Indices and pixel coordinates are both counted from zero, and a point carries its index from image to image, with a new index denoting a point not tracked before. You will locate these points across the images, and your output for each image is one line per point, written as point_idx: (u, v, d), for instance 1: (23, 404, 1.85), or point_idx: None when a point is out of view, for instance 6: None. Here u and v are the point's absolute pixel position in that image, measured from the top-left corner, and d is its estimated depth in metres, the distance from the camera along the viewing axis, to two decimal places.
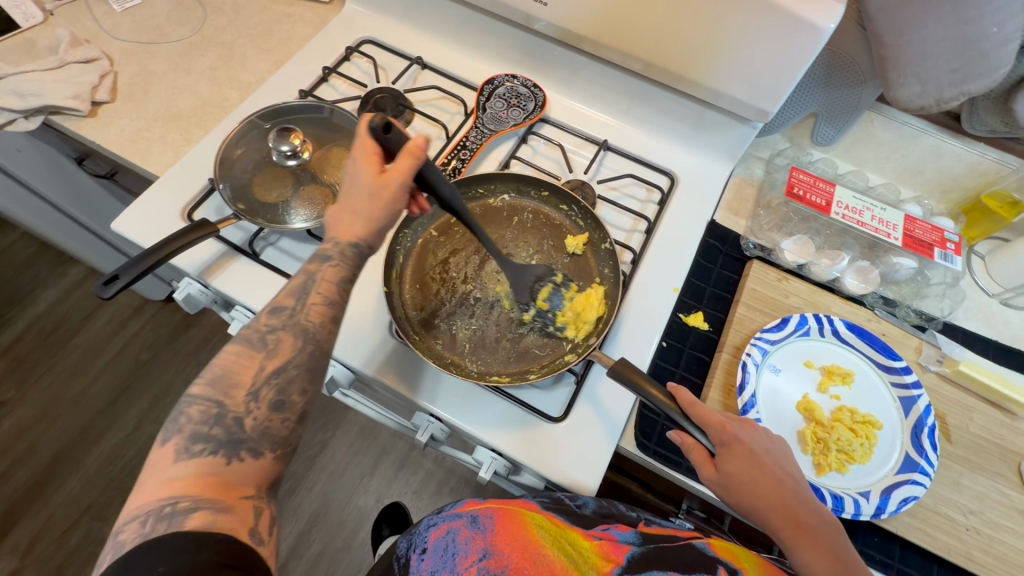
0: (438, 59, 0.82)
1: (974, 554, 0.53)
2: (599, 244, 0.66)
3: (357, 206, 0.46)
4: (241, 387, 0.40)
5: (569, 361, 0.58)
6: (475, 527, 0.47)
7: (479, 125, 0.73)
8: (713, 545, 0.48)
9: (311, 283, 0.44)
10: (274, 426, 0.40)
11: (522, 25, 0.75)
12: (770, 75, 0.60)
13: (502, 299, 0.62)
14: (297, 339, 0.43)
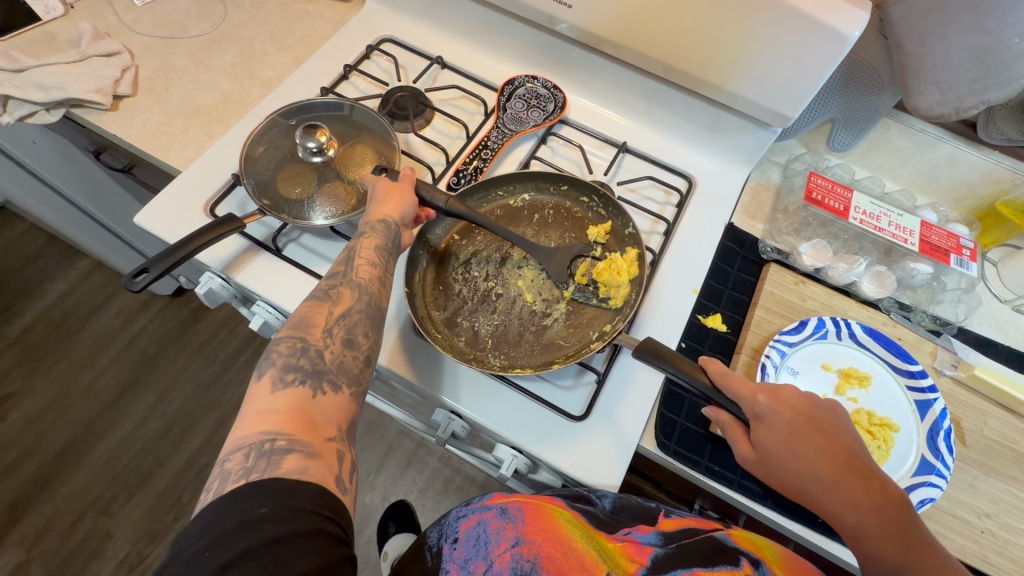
0: (458, 59, 0.82)
1: (990, 556, 0.54)
2: (624, 232, 0.66)
3: (380, 198, 0.56)
4: (317, 326, 0.45)
5: (594, 350, 0.58)
6: (505, 518, 0.48)
7: (500, 125, 0.74)
8: (734, 536, 0.50)
9: (354, 252, 0.51)
10: (348, 361, 0.44)
11: (543, 26, 0.76)
12: (790, 79, 0.61)
13: (524, 292, 0.62)
14: (355, 291, 0.48)
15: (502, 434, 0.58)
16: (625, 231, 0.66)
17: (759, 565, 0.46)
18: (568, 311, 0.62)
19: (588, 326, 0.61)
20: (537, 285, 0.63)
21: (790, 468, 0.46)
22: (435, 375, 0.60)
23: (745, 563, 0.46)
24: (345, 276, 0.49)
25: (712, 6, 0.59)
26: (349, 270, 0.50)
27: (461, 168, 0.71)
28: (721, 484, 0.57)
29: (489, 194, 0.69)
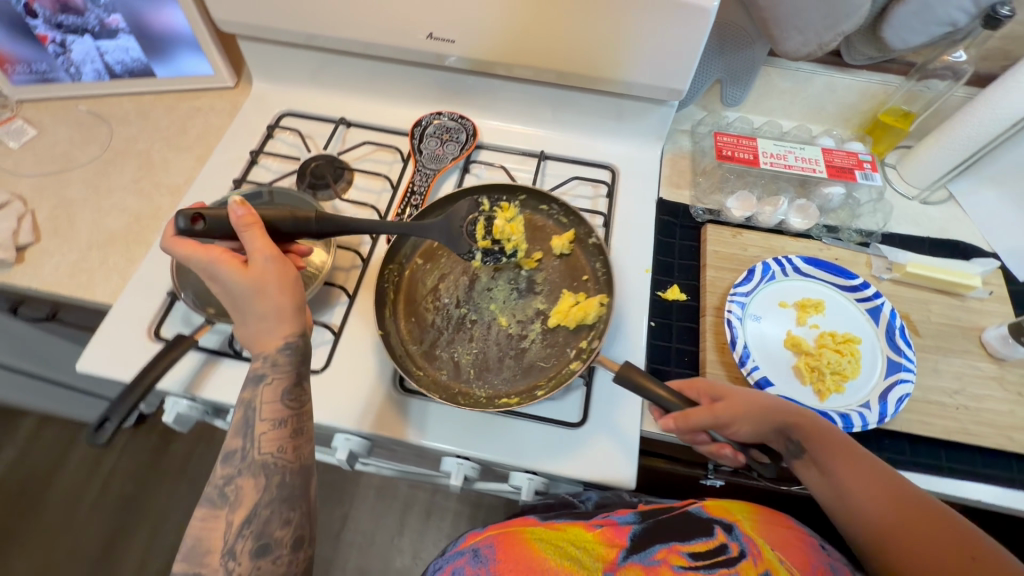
0: (361, 114, 0.83)
1: (969, 427, 0.59)
2: (589, 243, 0.67)
3: (257, 311, 0.48)
4: (214, 551, 0.44)
5: (576, 370, 0.59)
6: (477, 560, 0.54)
7: (421, 167, 0.75)
8: (707, 506, 0.58)
9: (254, 412, 0.47)
10: (265, 567, 0.44)
11: (432, 65, 0.77)
12: (673, 58, 0.66)
13: (499, 315, 0.63)
14: (260, 477, 0.46)
15: (512, 462, 0.58)
16: (590, 242, 0.67)
17: (731, 528, 0.55)
18: (543, 330, 0.63)
19: (566, 343, 0.62)
20: (510, 306, 0.64)
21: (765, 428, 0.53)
22: (432, 423, 0.60)
23: (718, 530, 0.54)
24: (246, 458, 0.46)
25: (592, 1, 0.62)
26: (250, 449, 0.46)
27: (395, 220, 0.71)
28: None
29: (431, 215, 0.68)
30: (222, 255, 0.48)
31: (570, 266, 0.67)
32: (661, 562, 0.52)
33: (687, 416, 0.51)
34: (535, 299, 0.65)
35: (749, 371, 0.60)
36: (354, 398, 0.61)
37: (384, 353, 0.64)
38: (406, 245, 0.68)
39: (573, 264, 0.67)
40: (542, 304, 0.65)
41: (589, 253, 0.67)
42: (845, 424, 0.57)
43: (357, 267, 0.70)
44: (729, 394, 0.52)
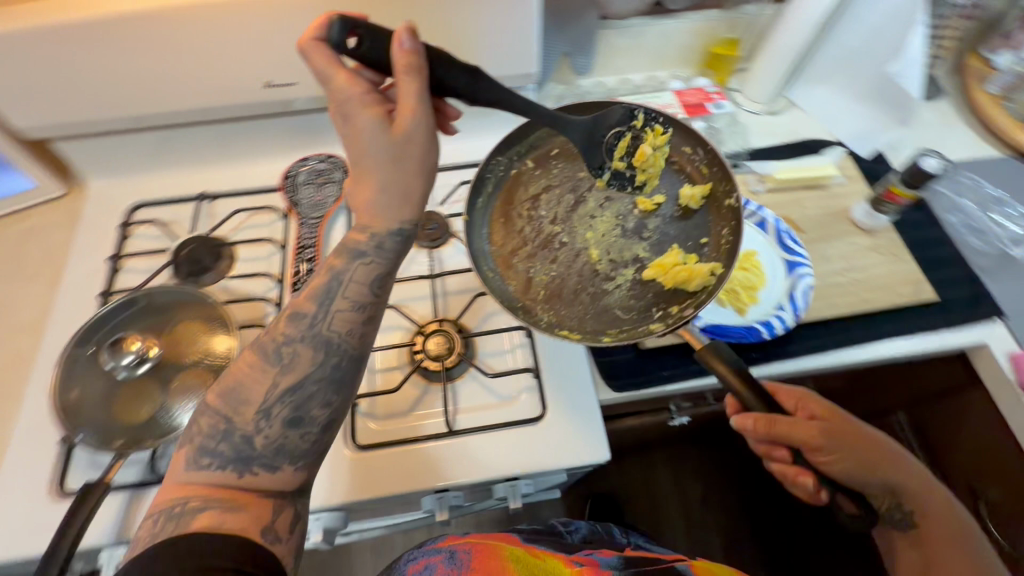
0: (222, 183, 0.77)
1: (867, 296, 0.66)
2: (722, 206, 0.62)
3: (381, 183, 0.45)
4: (250, 405, 0.45)
5: (653, 330, 0.57)
6: (452, 561, 0.54)
7: (303, 220, 0.71)
8: (694, 565, 0.59)
9: (338, 285, 0.47)
10: (291, 441, 0.45)
11: (282, 112, 0.73)
12: (516, 43, 0.67)
13: (591, 247, 0.63)
14: (320, 349, 0.46)
15: (491, 477, 0.57)
16: (726, 204, 0.62)
17: None
18: (635, 279, 0.61)
19: (651, 305, 0.60)
20: (606, 243, 0.64)
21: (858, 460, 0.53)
22: (400, 471, 0.57)
23: None
24: (313, 326, 0.46)
25: (421, 8, 0.61)
26: (321, 319, 0.46)
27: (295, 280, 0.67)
28: (679, 382, 0.63)
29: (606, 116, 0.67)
30: (367, 97, 0.44)
31: (699, 221, 0.63)
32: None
33: (772, 424, 0.50)
34: (638, 244, 0.63)
35: None
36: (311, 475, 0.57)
37: None
38: (526, 140, 0.68)
39: (695, 223, 0.63)
40: (643, 252, 0.63)
41: (715, 212, 0.63)
42: (769, 330, 0.62)
43: None
44: (846, 431, 0.52)
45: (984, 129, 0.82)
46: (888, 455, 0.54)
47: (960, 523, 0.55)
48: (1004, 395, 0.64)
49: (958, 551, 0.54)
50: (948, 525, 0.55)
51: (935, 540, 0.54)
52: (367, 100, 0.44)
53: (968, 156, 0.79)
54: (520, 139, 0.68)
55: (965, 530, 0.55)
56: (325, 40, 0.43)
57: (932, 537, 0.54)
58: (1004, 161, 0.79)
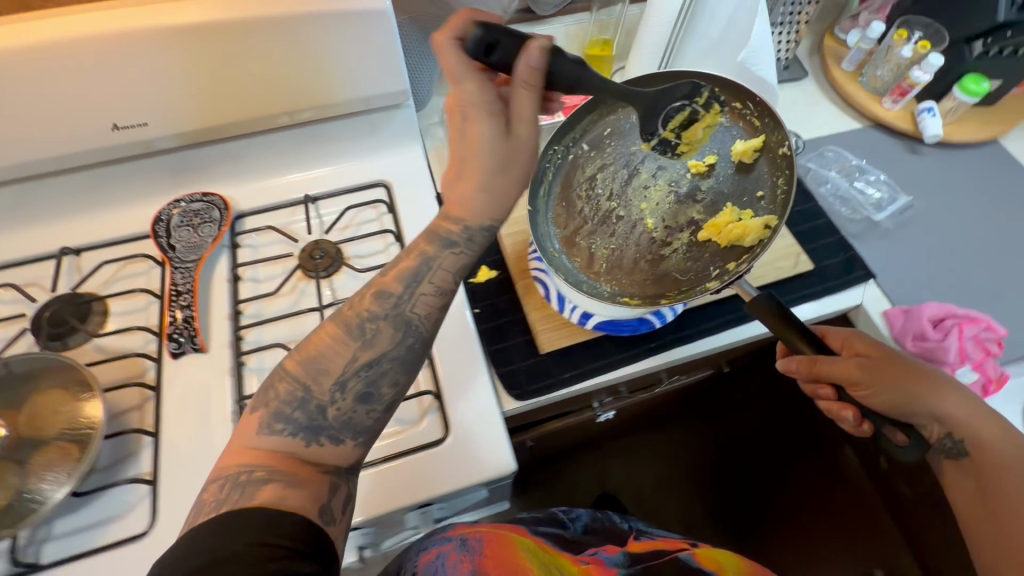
0: (88, 235, 0.72)
1: (749, 274, 0.70)
2: (776, 156, 0.58)
3: (484, 184, 0.46)
4: (331, 374, 0.46)
5: (711, 288, 0.57)
6: (464, 550, 0.52)
7: (177, 265, 0.67)
8: (699, 555, 0.60)
9: (425, 269, 0.49)
10: (358, 415, 0.46)
11: (143, 153, 0.68)
12: (381, 65, 0.66)
13: (647, 217, 0.65)
14: (398, 330, 0.48)
15: (400, 507, 0.55)
16: (777, 160, 0.58)
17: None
18: (690, 243, 0.63)
19: (711, 263, 0.60)
20: (660, 210, 0.65)
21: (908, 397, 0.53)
22: None
23: None
24: (398, 308, 0.48)
25: (269, 32, 0.59)
26: (406, 301, 0.48)
27: (170, 330, 0.63)
28: (581, 382, 0.64)
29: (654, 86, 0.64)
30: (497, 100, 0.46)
31: (746, 165, 0.60)
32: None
33: (814, 364, 0.52)
34: (693, 206, 0.63)
35: (569, 313, 0.65)
36: None
37: None
38: (588, 117, 0.67)
39: (745, 178, 0.60)
40: (698, 214, 0.63)
41: (763, 167, 0.59)
42: (659, 319, 0.64)
43: (149, 401, 0.61)
44: (888, 364, 0.53)
45: (844, 103, 0.88)
46: (938, 390, 0.54)
47: (1021, 456, 0.52)
48: None
49: (1011, 481, 0.51)
50: (1006, 456, 0.52)
51: (990, 474, 0.52)
52: (492, 105, 0.45)
53: (832, 130, 0.85)
54: (580, 118, 0.67)
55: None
56: (460, 42, 0.46)
57: (985, 468, 0.53)
58: (863, 131, 0.85)
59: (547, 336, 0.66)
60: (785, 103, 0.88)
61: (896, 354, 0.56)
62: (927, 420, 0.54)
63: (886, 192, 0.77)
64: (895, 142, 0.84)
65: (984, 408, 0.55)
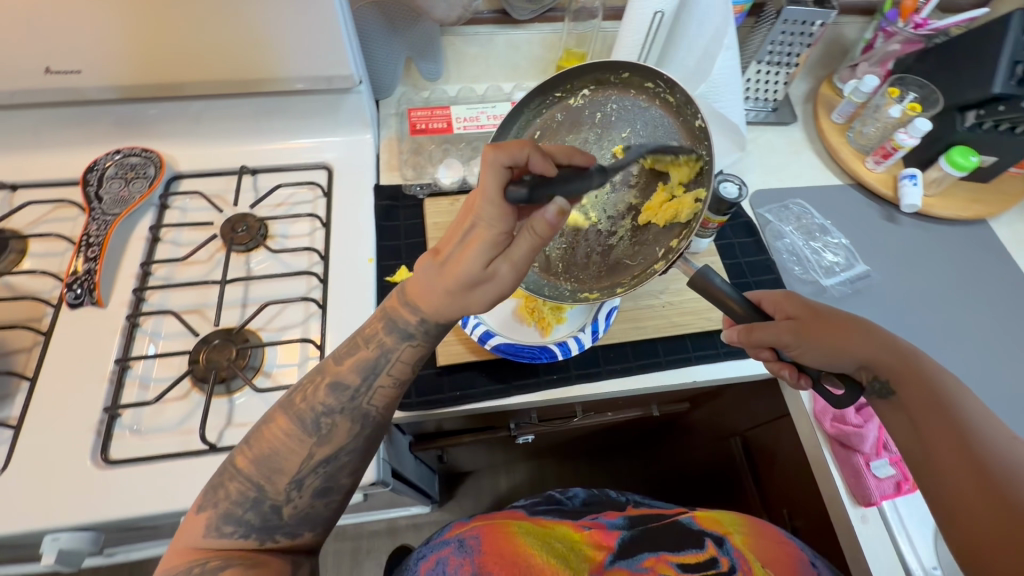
0: (29, 174, 0.73)
1: (675, 319, 0.67)
2: (691, 125, 0.49)
3: (456, 298, 0.41)
4: (284, 474, 0.44)
5: (656, 270, 0.49)
6: (461, 552, 0.57)
7: (97, 216, 0.67)
8: (697, 517, 0.62)
9: (386, 361, 0.45)
10: (315, 507, 0.46)
11: (84, 101, 0.68)
12: (324, 46, 0.64)
13: (589, 212, 0.57)
14: (353, 423, 0.45)
15: None
16: (694, 127, 0.49)
17: (720, 539, 0.58)
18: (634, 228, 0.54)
19: (655, 243, 0.52)
20: (602, 201, 0.56)
21: (847, 348, 0.47)
22: (152, 489, 0.54)
23: (710, 543, 0.57)
24: (354, 400, 0.45)
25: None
26: (362, 394, 0.45)
27: (71, 279, 0.63)
28: (471, 402, 0.62)
29: (572, 88, 0.56)
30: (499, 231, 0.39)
31: (668, 131, 0.51)
32: (649, 569, 0.56)
33: (750, 331, 0.50)
34: (628, 192, 0.54)
35: (471, 329, 0.62)
36: (55, 491, 0.53)
37: (87, 430, 0.56)
38: (520, 123, 0.59)
39: (672, 146, 0.51)
40: (636, 198, 0.54)
41: (682, 136, 0.50)
42: (563, 350, 0.61)
43: (40, 345, 0.61)
44: (814, 317, 0.49)
45: (828, 157, 0.83)
46: (858, 335, 0.48)
47: (944, 394, 0.44)
48: (802, 424, 0.64)
49: (939, 423, 0.43)
50: (930, 395, 0.45)
51: (922, 420, 0.45)
52: (497, 235, 0.38)
53: (806, 183, 0.80)
54: (511, 125, 0.60)
55: (949, 399, 0.44)
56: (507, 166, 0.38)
57: (914, 408, 0.45)
58: (839, 190, 0.80)
59: (445, 349, 0.63)
60: (763, 147, 0.84)
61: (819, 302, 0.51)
62: (853, 369, 0.48)
63: (844, 258, 0.72)
64: (872, 206, 0.78)
65: (908, 345, 0.48)
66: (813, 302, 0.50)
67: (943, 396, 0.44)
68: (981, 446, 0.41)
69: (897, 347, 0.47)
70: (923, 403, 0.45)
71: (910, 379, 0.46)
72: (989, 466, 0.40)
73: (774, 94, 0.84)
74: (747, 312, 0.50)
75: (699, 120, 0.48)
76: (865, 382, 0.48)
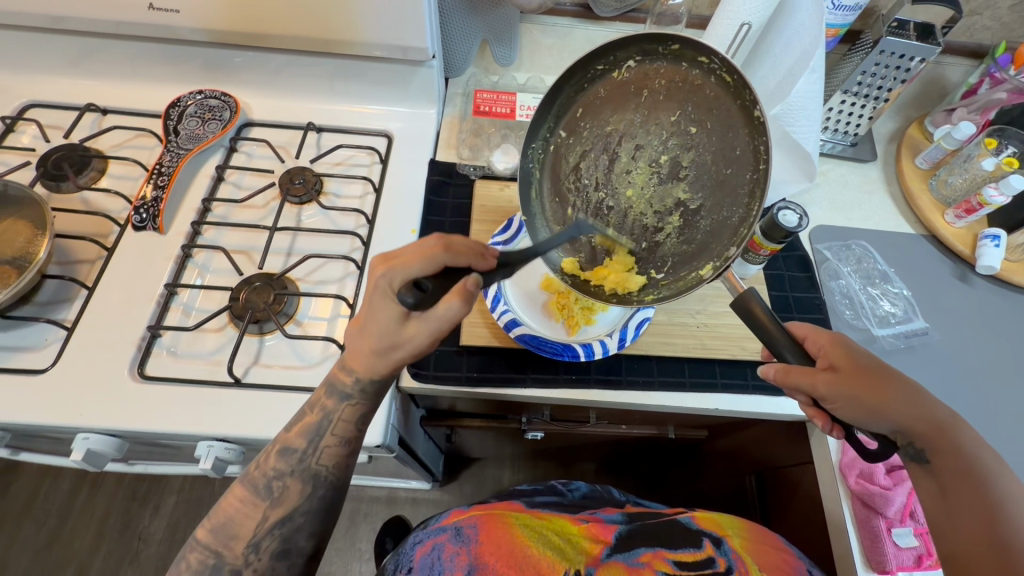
0: (120, 100, 0.78)
1: (707, 343, 0.65)
2: (749, 111, 0.45)
3: (374, 353, 0.46)
4: (240, 539, 0.46)
5: (705, 276, 0.49)
6: (460, 540, 0.56)
7: (172, 148, 0.71)
8: (697, 517, 0.61)
9: (327, 423, 0.48)
10: (280, 570, 0.47)
11: (177, 40, 0.72)
12: (402, 15, 0.65)
13: (634, 205, 0.55)
14: (303, 484, 0.48)
15: (260, 435, 0.56)
16: (753, 115, 0.45)
17: (719, 540, 0.57)
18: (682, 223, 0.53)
19: (704, 243, 0.50)
20: (646, 192, 0.54)
21: (890, 410, 0.44)
22: (174, 410, 0.57)
23: (708, 543, 0.56)
24: (303, 462, 0.48)
25: None
26: (310, 455, 0.48)
27: (138, 203, 0.67)
28: (487, 386, 0.61)
29: (616, 59, 0.51)
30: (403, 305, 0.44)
31: (724, 118, 0.47)
32: (645, 564, 0.55)
33: (788, 371, 0.47)
34: (677, 185, 0.52)
35: (499, 315, 0.62)
36: (91, 394, 0.57)
37: (128, 344, 0.60)
38: (557, 101, 0.55)
39: (726, 135, 0.47)
40: (685, 192, 0.51)
41: (738, 124, 0.46)
42: (585, 352, 0.60)
43: (101, 259, 0.66)
44: (857, 369, 0.45)
45: (905, 204, 0.78)
46: (897, 394, 0.44)
47: (978, 470, 0.43)
48: (825, 474, 0.61)
49: (970, 500, 0.42)
50: (964, 469, 0.43)
51: (950, 493, 0.43)
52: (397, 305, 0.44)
53: (874, 226, 0.76)
54: (549, 105, 0.55)
55: (982, 476, 0.42)
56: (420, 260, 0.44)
57: (947, 481, 0.43)
58: (912, 239, 0.75)
59: (471, 329, 0.63)
60: (834, 181, 0.79)
61: (861, 349, 0.47)
62: (887, 430, 0.45)
63: (902, 310, 0.68)
64: (945, 262, 0.73)
65: (947, 409, 0.45)
66: (855, 349, 0.47)
67: (977, 471, 0.43)
68: (1009, 530, 0.39)
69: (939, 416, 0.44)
70: (959, 480, 0.43)
71: (946, 450, 0.44)
72: (1016, 552, 0.38)
73: (855, 128, 0.79)
74: (783, 350, 0.48)
75: (758, 109, 0.44)
76: (899, 445, 0.45)
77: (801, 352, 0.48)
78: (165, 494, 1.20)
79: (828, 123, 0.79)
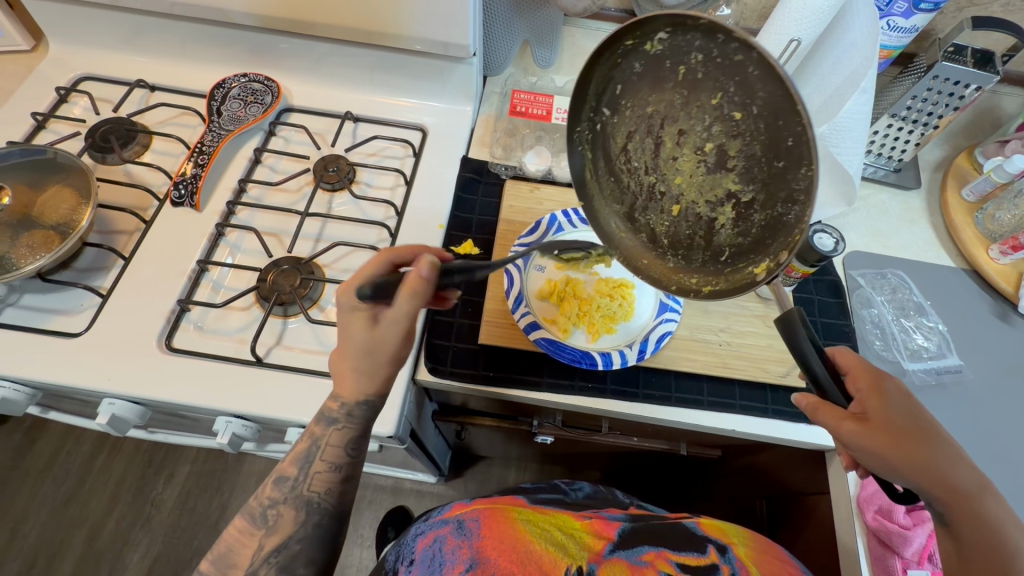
0: (168, 79, 0.80)
1: (728, 361, 0.63)
2: (791, 104, 0.39)
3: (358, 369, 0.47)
4: (240, 567, 0.47)
5: (759, 278, 0.45)
6: (461, 534, 0.56)
7: (214, 128, 0.72)
8: (702, 524, 0.60)
9: (317, 447, 0.49)
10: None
11: (227, 23, 0.74)
12: (447, 11, 0.65)
13: (686, 194, 0.51)
14: (298, 512, 0.48)
15: (276, 415, 0.57)
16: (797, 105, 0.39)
17: (723, 547, 0.56)
18: (738, 214, 0.48)
19: (759, 236, 0.46)
20: (698, 181, 0.50)
21: (918, 468, 0.42)
22: (196, 383, 0.58)
23: (711, 549, 0.55)
24: (295, 490, 0.48)
25: None
26: (301, 483, 0.48)
27: (178, 178, 0.69)
28: (503, 386, 0.61)
29: (644, 33, 0.45)
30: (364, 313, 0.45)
31: (771, 104, 0.41)
32: (647, 562, 0.54)
33: (817, 408, 0.46)
34: (727, 176, 0.47)
35: (520, 316, 0.62)
36: (120, 361, 0.59)
37: (159, 314, 0.62)
38: (594, 81, 0.51)
39: (775, 123, 0.42)
40: (735, 183, 0.47)
41: (787, 112, 0.40)
42: (604, 361, 0.60)
43: (139, 232, 0.68)
44: (885, 421, 0.43)
45: (946, 234, 0.75)
46: (923, 453, 0.42)
47: (1004, 547, 0.40)
48: (841, 506, 0.59)
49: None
50: (989, 545, 0.40)
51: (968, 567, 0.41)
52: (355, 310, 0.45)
53: (912, 256, 0.73)
54: (585, 87, 0.52)
55: (1007, 555, 0.40)
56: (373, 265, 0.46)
57: (966, 550, 0.41)
58: (951, 273, 0.72)
59: (489, 328, 0.63)
60: (873, 206, 0.77)
61: (900, 400, 0.44)
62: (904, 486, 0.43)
63: (936, 345, 0.65)
64: (984, 298, 0.70)
65: (977, 475, 0.42)
66: (892, 401, 0.44)
67: (1001, 550, 0.40)
68: None
69: (963, 481, 0.42)
70: (976, 550, 0.40)
71: (965, 520, 0.41)
72: None
73: (900, 154, 0.77)
74: (822, 378, 0.46)
75: (802, 103, 0.38)
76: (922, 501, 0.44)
77: (838, 392, 0.46)
78: (179, 464, 1.24)
79: (872, 147, 0.76)
